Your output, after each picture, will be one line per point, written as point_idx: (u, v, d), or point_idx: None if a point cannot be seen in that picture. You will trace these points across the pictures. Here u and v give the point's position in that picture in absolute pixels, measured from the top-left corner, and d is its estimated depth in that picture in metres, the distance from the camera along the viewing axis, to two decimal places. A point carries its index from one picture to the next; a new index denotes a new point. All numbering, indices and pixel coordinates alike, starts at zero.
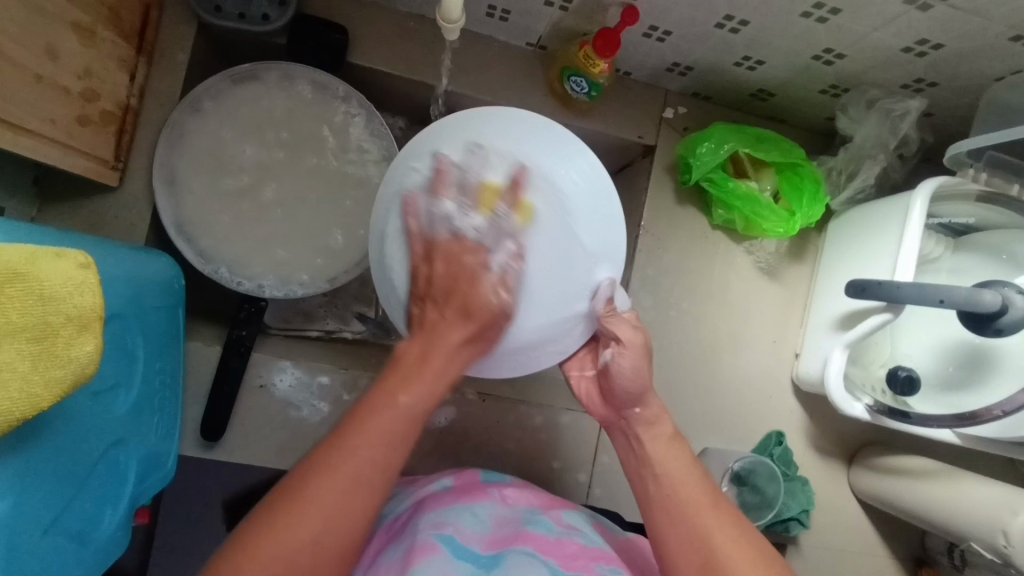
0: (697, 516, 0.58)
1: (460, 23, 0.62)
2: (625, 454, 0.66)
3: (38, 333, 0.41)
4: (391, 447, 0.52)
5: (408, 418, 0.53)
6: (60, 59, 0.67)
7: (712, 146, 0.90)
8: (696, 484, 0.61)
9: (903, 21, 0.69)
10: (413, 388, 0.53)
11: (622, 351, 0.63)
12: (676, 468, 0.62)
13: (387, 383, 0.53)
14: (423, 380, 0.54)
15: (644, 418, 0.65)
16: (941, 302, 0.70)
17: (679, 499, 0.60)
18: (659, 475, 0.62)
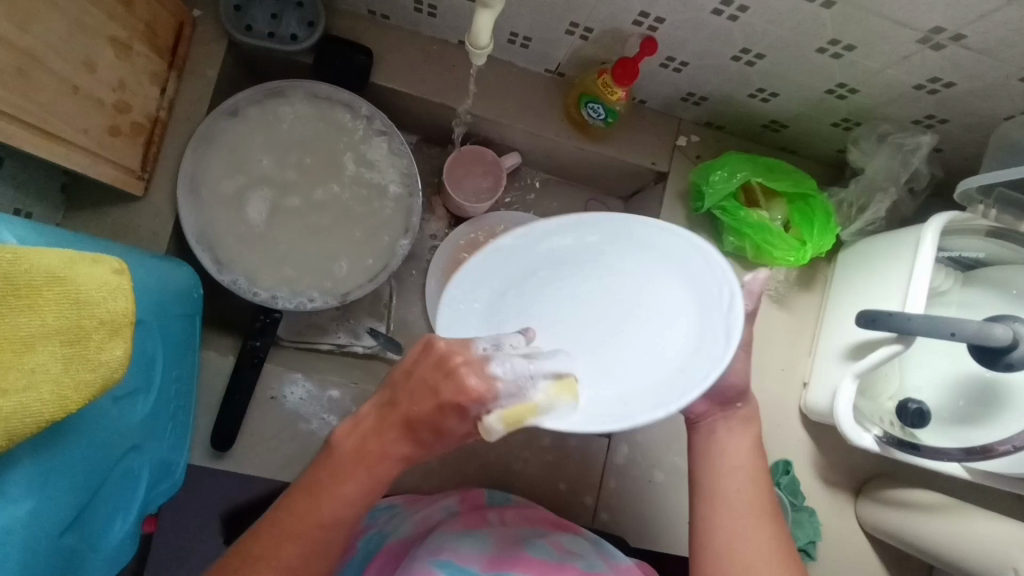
0: (747, 515, 0.62)
1: (489, 49, 0.63)
2: (701, 438, 0.68)
3: (71, 336, 0.42)
4: (315, 546, 0.56)
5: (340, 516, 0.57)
6: (97, 71, 0.70)
7: (725, 174, 0.92)
8: (760, 491, 0.64)
9: (915, 59, 0.70)
10: (345, 481, 0.57)
11: (738, 354, 0.65)
12: (749, 467, 0.65)
13: (327, 485, 0.57)
14: (355, 477, 0.57)
15: (741, 412, 0.67)
16: (953, 335, 0.71)
17: (740, 495, 0.63)
18: (731, 466, 0.65)
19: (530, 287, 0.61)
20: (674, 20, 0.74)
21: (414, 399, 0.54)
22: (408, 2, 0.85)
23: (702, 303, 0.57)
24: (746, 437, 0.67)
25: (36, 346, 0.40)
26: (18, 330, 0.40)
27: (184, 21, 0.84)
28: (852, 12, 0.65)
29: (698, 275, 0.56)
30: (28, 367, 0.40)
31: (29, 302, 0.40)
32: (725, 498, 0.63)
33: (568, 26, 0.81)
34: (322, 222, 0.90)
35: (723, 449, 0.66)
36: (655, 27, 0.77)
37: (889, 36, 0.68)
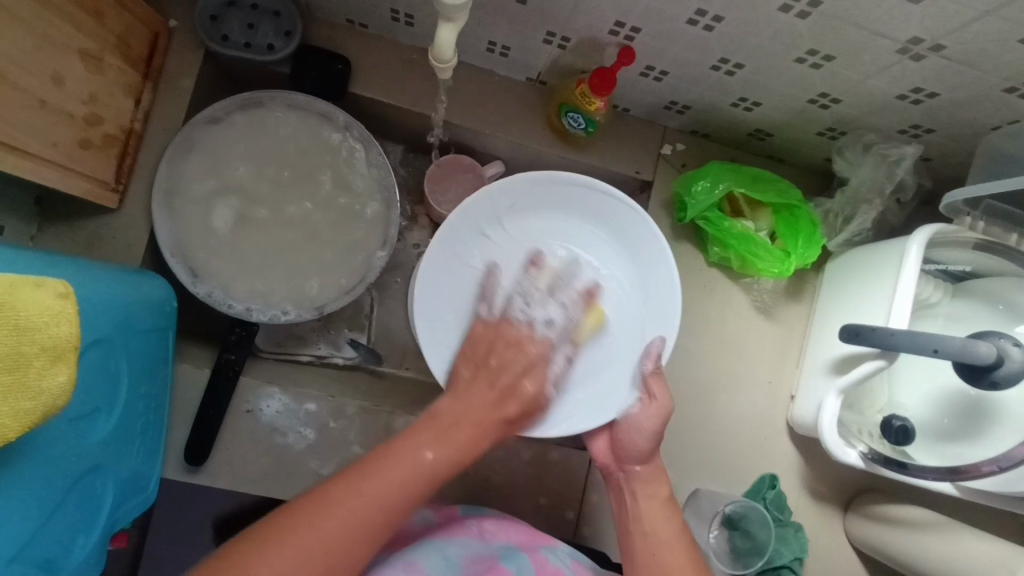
0: None
1: (455, 63, 0.62)
2: (619, 507, 0.75)
3: (11, 363, 0.41)
4: (403, 492, 0.57)
5: (435, 473, 0.60)
6: (66, 85, 0.70)
7: (708, 185, 0.90)
8: (680, 551, 0.68)
9: (897, 69, 0.69)
10: (440, 449, 0.61)
11: (649, 404, 0.74)
12: (663, 532, 0.70)
13: (420, 438, 0.61)
14: (450, 445, 0.62)
15: (642, 475, 0.74)
16: (936, 352, 0.69)
17: (663, 560, 0.67)
18: (644, 533, 0.70)
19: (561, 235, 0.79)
20: (650, 30, 0.73)
21: (478, 340, 0.72)
22: (385, 11, 0.84)
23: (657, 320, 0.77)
24: (655, 499, 0.73)
25: None
26: None
27: (159, 32, 0.84)
28: (828, 23, 0.63)
29: (657, 301, 0.78)
30: None
31: None
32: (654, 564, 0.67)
33: (545, 36, 0.80)
34: (300, 233, 0.90)
35: (638, 515, 0.72)
36: (632, 37, 0.75)
37: (869, 47, 0.66)
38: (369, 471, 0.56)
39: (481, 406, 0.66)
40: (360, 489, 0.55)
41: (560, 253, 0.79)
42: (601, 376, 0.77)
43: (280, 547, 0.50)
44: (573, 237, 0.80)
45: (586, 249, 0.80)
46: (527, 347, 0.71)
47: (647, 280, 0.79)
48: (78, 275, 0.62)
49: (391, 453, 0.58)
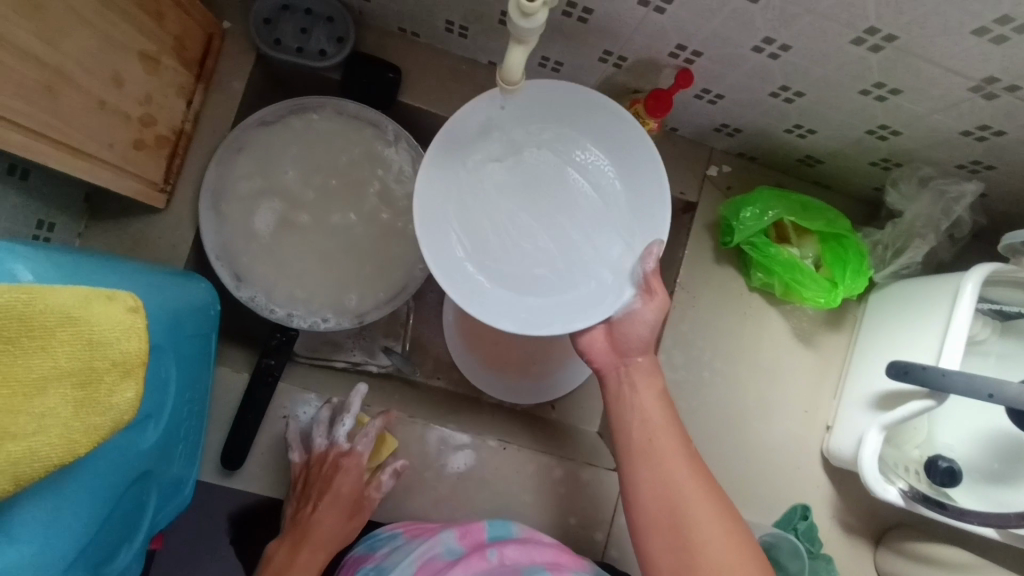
0: (666, 463, 0.72)
1: (520, 85, 0.61)
2: (617, 398, 0.79)
3: (82, 378, 0.42)
4: None
5: (326, 545, 0.81)
6: (124, 86, 0.70)
7: (756, 211, 0.88)
8: (673, 437, 0.74)
9: (964, 106, 0.67)
10: (304, 574, 0.78)
11: (648, 299, 0.76)
12: (659, 420, 0.75)
13: (296, 566, 0.78)
14: (305, 555, 0.79)
15: (642, 366, 0.78)
16: (991, 396, 0.68)
17: (657, 448, 0.74)
18: (643, 421, 0.75)
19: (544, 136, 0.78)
20: (712, 55, 0.72)
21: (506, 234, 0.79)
22: (439, 22, 0.83)
23: (643, 228, 0.77)
24: (651, 390, 0.78)
25: (47, 389, 0.40)
26: (30, 372, 0.40)
27: (213, 34, 0.84)
28: (900, 58, 0.62)
29: (647, 214, 0.77)
30: (38, 411, 0.40)
31: (42, 344, 0.40)
32: (650, 447, 0.74)
33: (601, 54, 0.79)
34: (342, 240, 0.90)
35: (637, 406, 0.76)
36: (692, 60, 0.74)
37: (939, 83, 0.64)
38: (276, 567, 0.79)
39: (333, 504, 0.81)
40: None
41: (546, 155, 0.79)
42: (588, 281, 0.78)
43: None
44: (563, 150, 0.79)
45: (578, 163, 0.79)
46: (345, 462, 0.84)
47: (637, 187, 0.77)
48: (133, 283, 0.62)
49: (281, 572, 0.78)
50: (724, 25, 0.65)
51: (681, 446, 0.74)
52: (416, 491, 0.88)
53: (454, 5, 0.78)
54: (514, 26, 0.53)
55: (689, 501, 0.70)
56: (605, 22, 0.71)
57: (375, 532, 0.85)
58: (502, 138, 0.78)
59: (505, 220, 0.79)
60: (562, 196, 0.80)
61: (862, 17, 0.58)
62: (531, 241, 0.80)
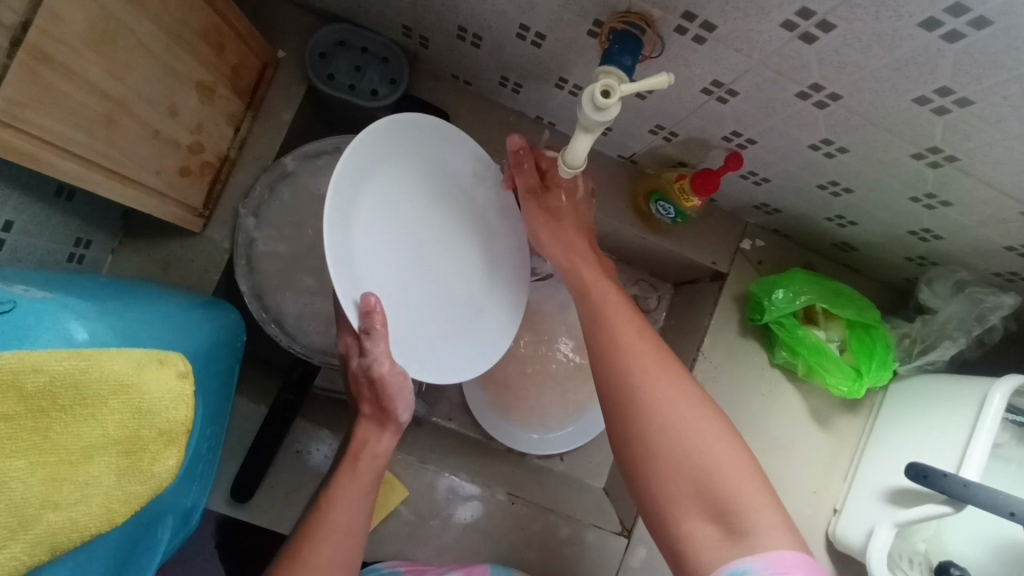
0: (629, 347, 0.66)
1: (581, 167, 0.61)
2: (580, 282, 0.74)
3: (129, 447, 0.42)
4: None
5: (354, 548, 0.68)
6: (179, 116, 0.70)
7: (789, 294, 0.89)
8: (622, 309, 0.70)
9: (1013, 225, 0.67)
10: (329, 552, 0.66)
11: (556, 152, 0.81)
12: (611, 304, 0.71)
13: (309, 557, 0.65)
14: (336, 535, 0.67)
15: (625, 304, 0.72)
16: (1012, 514, 0.68)
17: (610, 329, 0.68)
18: (599, 303, 0.71)
19: (353, 191, 0.68)
20: (766, 145, 0.72)
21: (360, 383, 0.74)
22: (494, 76, 0.84)
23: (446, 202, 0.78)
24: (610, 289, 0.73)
25: (94, 457, 0.40)
26: (80, 440, 0.39)
27: (267, 63, 0.84)
28: (957, 176, 0.62)
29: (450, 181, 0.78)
30: (82, 480, 0.39)
31: (92, 411, 0.40)
32: (612, 343, 0.66)
33: (652, 127, 0.79)
34: None
35: (594, 298, 0.71)
36: (744, 145, 0.74)
37: (991, 202, 0.65)
38: (316, 533, 0.67)
39: (377, 452, 0.74)
40: (314, 556, 0.65)
41: (367, 206, 0.70)
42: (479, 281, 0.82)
43: None
44: (395, 196, 0.73)
45: (424, 191, 0.76)
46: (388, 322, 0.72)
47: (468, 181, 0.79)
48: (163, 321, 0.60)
49: (307, 561, 0.64)
50: (786, 122, 0.65)
51: (635, 320, 0.69)
52: (420, 539, 0.86)
53: (512, 63, 0.79)
54: (585, 116, 0.53)
55: (653, 380, 0.63)
56: (663, 103, 0.71)
57: (371, 564, 0.83)
58: (347, 239, 0.67)
59: (398, 289, 0.74)
60: (403, 216, 0.74)
61: (928, 137, 0.58)
62: (421, 293, 0.76)
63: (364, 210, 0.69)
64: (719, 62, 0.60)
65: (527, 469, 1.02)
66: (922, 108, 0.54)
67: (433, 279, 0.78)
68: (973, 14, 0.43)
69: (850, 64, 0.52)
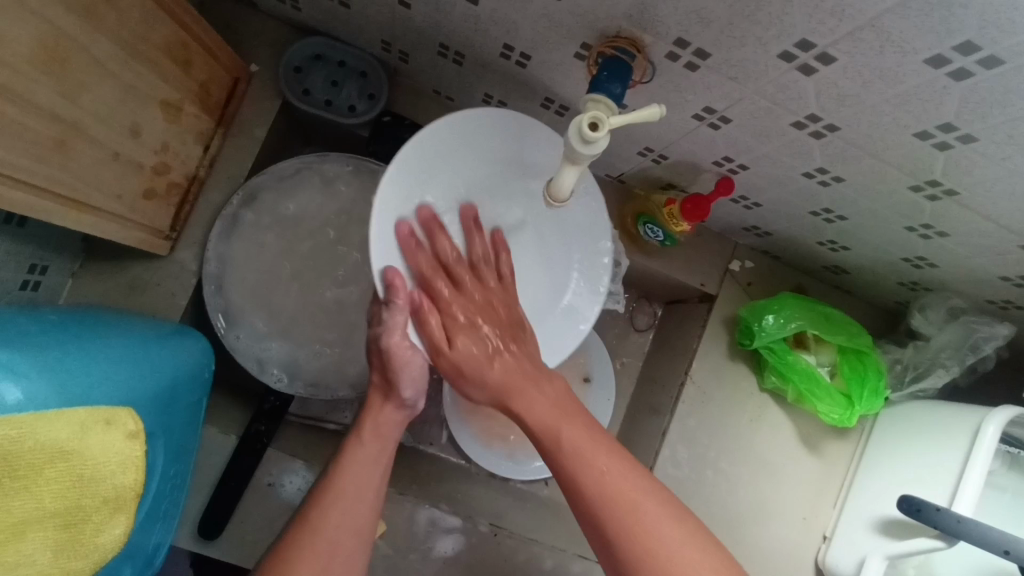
0: (569, 450, 0.60)
1: (567, 199, 0.59)
2: (497, 375, 0.67)
3: (67, 518, 0.41)
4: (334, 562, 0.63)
5: (370, 507, 0.67)
6: (142, 137, 0.66)
7: (780, 319, 0.87)
8: (561, 400, 0.65)
9: (1010, 257, 0.66)
10: (337, 517, 0.64)
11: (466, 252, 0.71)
12: (543, 408, 0.64)
13: (314, 524, 0.63)
14: (346, 498, 0.65)
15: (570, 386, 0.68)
16: (1007, 553, 0.67)
17: (550, 435, 0.62)
18: (528, 420, 0.64)
19: (433, 177, 0.67)
20: (758, 171, 0.69)
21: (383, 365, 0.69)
22: (478, 93, 0.80)
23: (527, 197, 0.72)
24: (545, 386, 0.66)
25: (27, 533, 0.39)
26: (10, 516, 0.38)
27: (239, 78, 0.80)
28: (955, 208, 0.60)
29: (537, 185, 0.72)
30: (14, 558, 0.38)
31: (27, 484, 0.38)
32: (554, 447, 0.61)
33: (641, 149, 0.76)
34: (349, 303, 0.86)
35: (520, 395, 0.65)
36: (736, 171, 0.72)
37: (989, 234, 0.63)
38: (326, 503, 0.65)
39: (391, 425, 0.71)
40: (319, 519, 0.64)
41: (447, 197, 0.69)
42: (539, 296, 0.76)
43: None
44: (466, 186, 0.70)
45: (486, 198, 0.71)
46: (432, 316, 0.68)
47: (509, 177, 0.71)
48: (118, 356, 0.57)
49: (319, 535, 0.63)
50: (780, 150, 0.63)
51: (578, 419, 0.63)
52: (399, 573, 0.83)
53: (496, 82, 0.75)
54: (573, 148, 0.50)
55: (606, 491, 0.57)
56: (653, 127, 0.69)
57: None
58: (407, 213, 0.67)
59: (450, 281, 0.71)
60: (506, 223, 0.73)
61: (927, 170, 0.56)
62: (481, 293, 0.73)
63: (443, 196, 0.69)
64: (712, 90, 0.57)
65: (511, 495, 0.98)
66: (922, 142, 0.52)
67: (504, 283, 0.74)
68: (983, 52, 0.40)
69: (849, 97, 0.50)
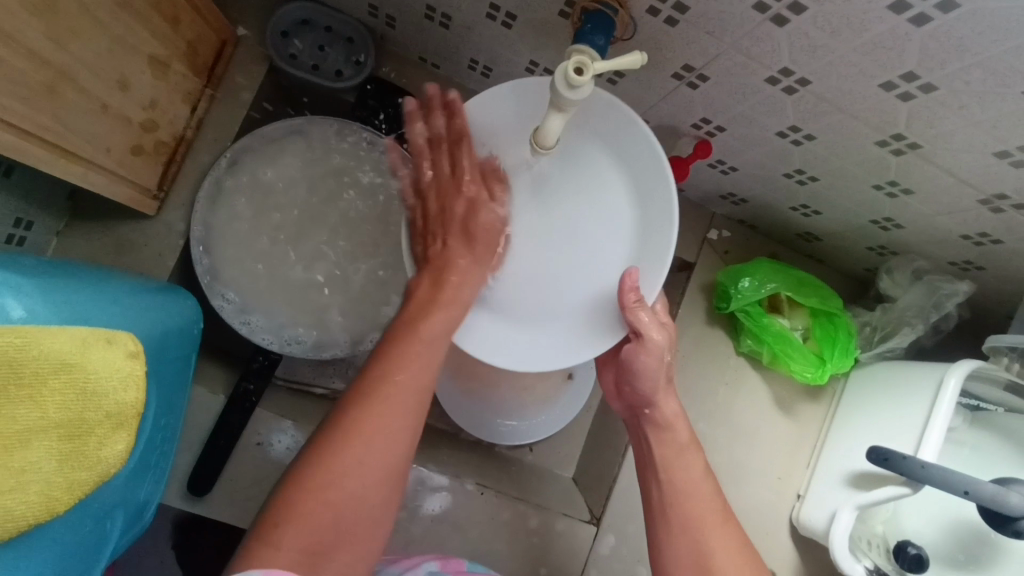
0: (688, 521, 0.67)
1: (552, 149, 0.61)
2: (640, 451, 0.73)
3: (71, 430, 0.40)
4: (407, 417, 0.58)
5: (437, 359, 0.62)
6: (131, 91, 0.66)
7: (755, 282, 0.90)
8: (694, 457, 0.70)
9: (969, 214, 0.69)
10: (405, 367, 0.59)
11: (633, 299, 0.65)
12: (675, 466, 0.70)
13: (387, 364, 0.59)
14: (413, 359, 0.60)
15: (653, 419, 0.72)
16: (966, 493, 0.71)
17: (677, 501, 0.68)
18: (668, 479, 0.69)
19: (512, 143, 0.67)
20: (734, 132, 0.72)
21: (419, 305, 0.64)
22: (464, 59, 0.82)
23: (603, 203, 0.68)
24: (679, 433, 0.71)
25: (32, 441, 0.38)
26: (15, 422, 0.37)
27: (226, 40, 0.80)
28: (918, 163, 0.64)
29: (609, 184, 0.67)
30: (19, 465, 0.38)
31: (32, 392, 0.38)
32: (670, 510, 0.68)
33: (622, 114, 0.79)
34: (335, 267, 0.87)
35: (658, 459, 0.71)
36: (713, 133, 0.75)
37: (951, 190, 0.67)
38: (389, 355, 0.60)
39: (468, 290, 0.65)
40: (386, 368, 0.58)
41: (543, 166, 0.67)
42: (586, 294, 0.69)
43: (302, 515, 0.52)
44: (567, 168, 0.67)
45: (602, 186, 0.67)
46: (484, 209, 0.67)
47: (644, 188, 0.66)
48: (107, 299, 0.57)
49: (384, 386, 0.57)
50: (754, 108, 0.66)
51: (696, 472, 0.70)
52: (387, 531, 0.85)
53: (482, 46, 0.77)
54: (558, 94, 0.52)
55: (710, 551, 0.65)
56: (633, 88, 0.71)
57: None
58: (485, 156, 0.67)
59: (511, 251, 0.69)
60: (569, 199, 0.68)
61: (892, 123, 0.59)
62: (539, 271, 0.69)
63: (526, 167, 0.67)
64: (691, 46, 0.59)
65: (496, 459, 1.00)
66: (887, 94, 0.55)
67: (573, 268, 0.69)
68: None
69: (819, 48, 0.53)
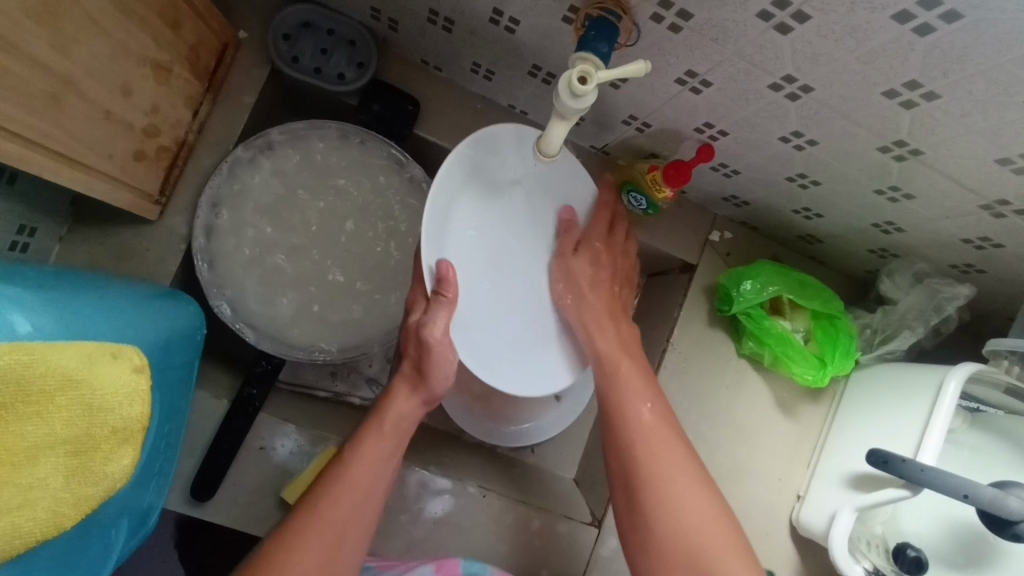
0: (639, 434, 0.70)
1: (556, 155, 0.61)
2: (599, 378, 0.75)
3: (78, 446, 0.41)
4: (334, 551, 0.63)
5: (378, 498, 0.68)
6: (133, 96, 0.66)
7: (757, 285, 0.91)
8: (638, 380, 0.74)
9: (970, 219, 0.70)
10: (345, 500, 0.65)
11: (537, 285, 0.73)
12: (625, 382, 0.73)
13: (339, 498, 0.65)
14: (353, 492, 0.66)
15: (596, 355, 0.76)
16: (966, 497, 0.71)
17: (627, 418, 0.71)
18: (625, 401, 0.72)
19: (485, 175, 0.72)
20: (737, 136, 0.72)
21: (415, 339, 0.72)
22: (466, 62, 0.82)
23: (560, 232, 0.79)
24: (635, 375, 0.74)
25: (39, 458, 0.39)
26: (24, 439, 0.38)
27: (227, 44, 0.80)
28: (920, 169, 0.64)
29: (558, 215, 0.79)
30: (26, 483, 0.38)
31: (39, 409, 0.38)
32: (633, 432, 0.70)
33: (625, 117, 0.78)
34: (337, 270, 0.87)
35: (611, 377, 0.74)
36: (716, 137, 0.75)
37: (953, 196, 0.67)
38: (338, 481, 0.66)
39: (409, 417, 0.73)
40: (335, 496, 0.65)
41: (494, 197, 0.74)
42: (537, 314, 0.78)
43: None
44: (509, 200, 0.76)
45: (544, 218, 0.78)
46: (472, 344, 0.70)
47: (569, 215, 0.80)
48: (107, 305, 0.56)
49: (328, 515, 0.64)
50: (757, 114, 0.66)
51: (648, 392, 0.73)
52: (391, 533, 0.85)
53: (485, 49, 0.77)
54: (562, 103, 0.53)
55: (666, 467, 0.67)
56: (636, 92, 0.71)
57: None
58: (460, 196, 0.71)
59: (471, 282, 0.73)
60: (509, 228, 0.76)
61: (895, 130, 0.59)
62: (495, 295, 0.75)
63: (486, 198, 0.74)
64: (694, 53, 0.59)
65: (497, 461, 1.01)
66: (890, 101, 0.55)
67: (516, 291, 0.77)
68: (944, 7, 0.43)
69: (823, 56, 0.52)
